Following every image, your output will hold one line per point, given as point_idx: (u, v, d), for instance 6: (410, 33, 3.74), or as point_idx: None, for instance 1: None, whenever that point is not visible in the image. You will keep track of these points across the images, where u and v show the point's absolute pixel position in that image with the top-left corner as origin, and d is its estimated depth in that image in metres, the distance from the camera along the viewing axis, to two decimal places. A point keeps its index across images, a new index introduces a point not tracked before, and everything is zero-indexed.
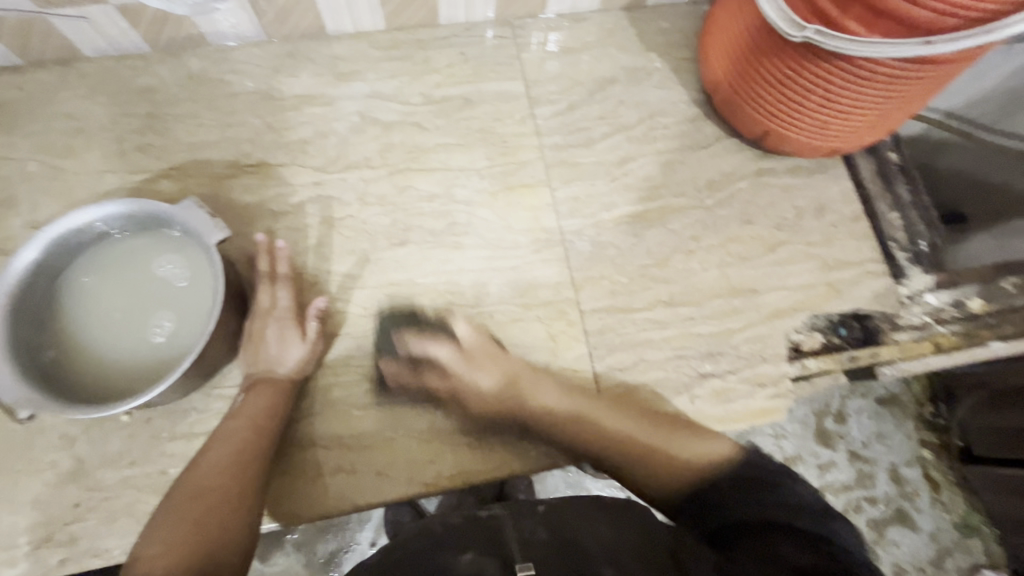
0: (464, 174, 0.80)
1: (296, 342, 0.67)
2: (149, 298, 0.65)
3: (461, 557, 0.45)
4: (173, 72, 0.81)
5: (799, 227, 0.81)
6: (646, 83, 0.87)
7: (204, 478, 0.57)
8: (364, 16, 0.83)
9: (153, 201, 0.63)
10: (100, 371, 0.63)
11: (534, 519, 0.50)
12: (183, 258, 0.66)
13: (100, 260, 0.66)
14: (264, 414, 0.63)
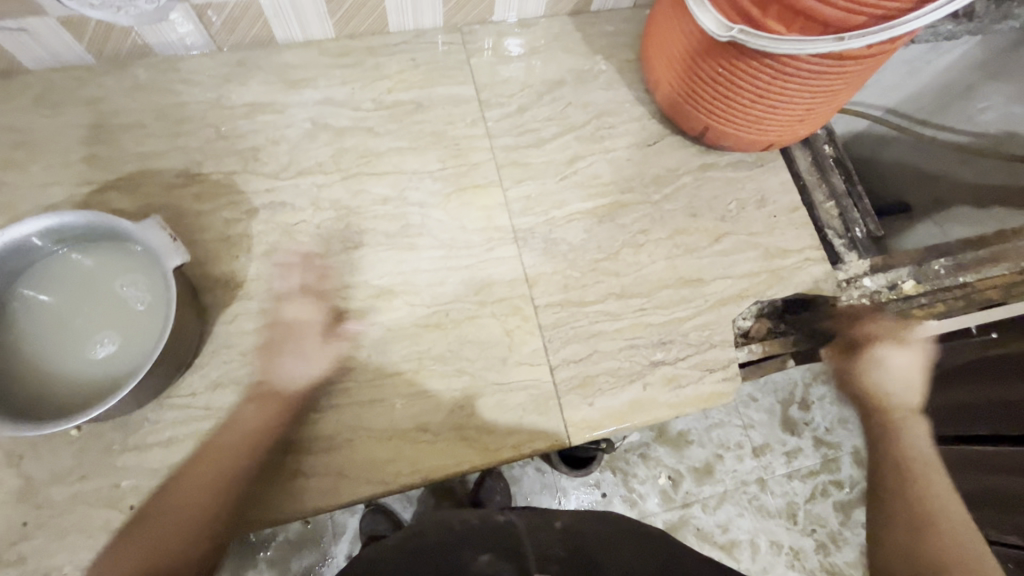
0: (417, 177, 0.81)
1: (309, 356, 0.71)
2: (106, 313, 0.64)
3: (479, 558, 0.58)
4: (120, 83, 0.80)
5: (742, 218, 0.85)
6: (593, 85, 0.90)
7: (185, 496, 0.65)
8: (314, 26, 0.84)
9: (115, 219, 0.62)
10: (37, 383, 0.61)
11: (549, 534, 0.64)
12: (139, 279, 0.65)
13: (55, 271, 0.65)
14: (254, 429, 0.67)
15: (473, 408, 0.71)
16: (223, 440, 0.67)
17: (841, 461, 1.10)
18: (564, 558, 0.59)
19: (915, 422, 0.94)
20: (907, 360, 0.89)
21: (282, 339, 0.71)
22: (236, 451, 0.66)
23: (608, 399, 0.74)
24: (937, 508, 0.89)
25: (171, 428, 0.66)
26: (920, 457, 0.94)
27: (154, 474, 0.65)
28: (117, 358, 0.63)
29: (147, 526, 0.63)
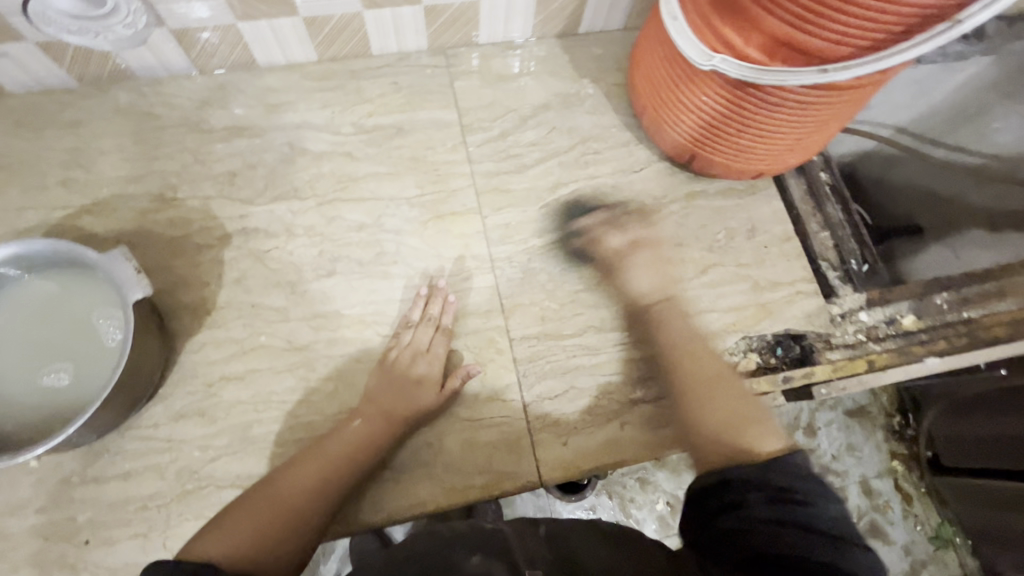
0: (394, 204, 0.79)
1: (436, 385, 0.69)
2: (75, 342, 0.63)
3: (471, 558, 0.48)
4: (100, 106, 0.80)
5: (730, 248, 0.82)
6: (579, 109, 0.88)
7: (293, 488, 0.60)
8: (296, 50, 0.83)
9: (90, 252, 0.61)
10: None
11: (535, 540, 0.52)
12: (110, 313, 0.64)
13: (26, 293, 0.64)
14: (371, 437, 0.65)
15: (441, 444, 0.69)
16: (339, 443, 0.63)
17: (848, 491, 1.12)
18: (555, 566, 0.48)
19: (671, 318, 0.76)
20: (651, 270, 0.78)
21: (248, 370, 0.70)
22: (354, 454, 0.63)
23: (581, 437, 0.71)
24: (706, 387, 0.69)
25: (131, 461, 0.65)
26: (681, 346, 0.73)
27: (111, 508, 0.63)
28: (82, 390, 0.62)
29: (101, 563, 0.61)
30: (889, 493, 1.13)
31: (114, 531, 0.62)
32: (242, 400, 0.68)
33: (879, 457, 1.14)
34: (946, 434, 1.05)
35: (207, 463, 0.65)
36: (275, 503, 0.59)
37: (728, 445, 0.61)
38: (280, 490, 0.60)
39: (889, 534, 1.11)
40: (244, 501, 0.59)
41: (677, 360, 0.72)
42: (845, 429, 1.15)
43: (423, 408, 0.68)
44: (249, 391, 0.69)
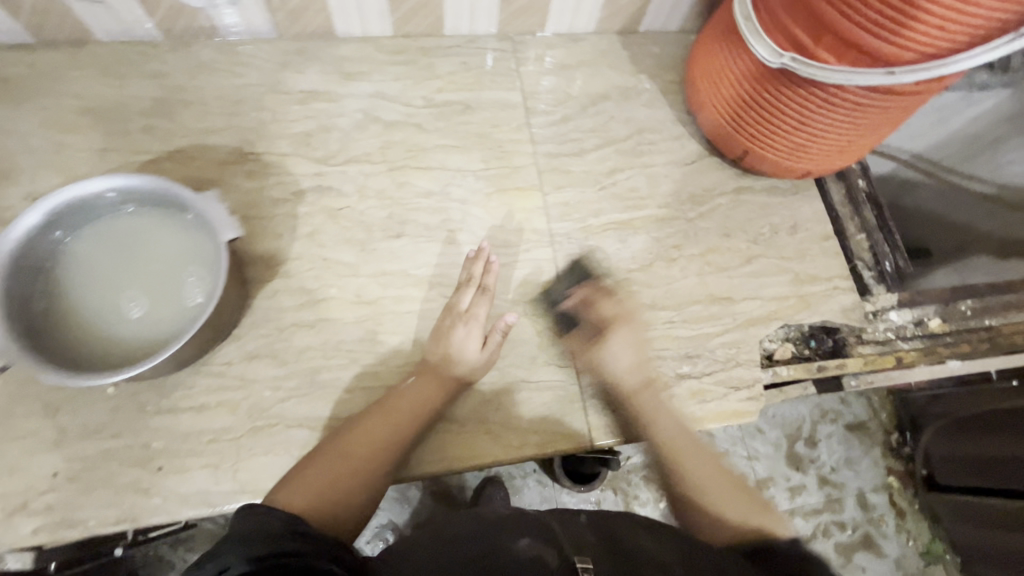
0: (461, 175, 0.83)
1: (478, 345, 0.70)
2: (158, 280, 0.66)
3: (519, 540, 0.52)
4: (184, 61, 0.83)
5: (774, 242, 0.87)
6: (636, 102, 0.93)
7: (371, 443, 0.62)
8: (374, 23, 0.87)
9: (202, 203, 0.64)
10: (81, 330, 0.63)
11: (579, 525, 0.57)
12: (204, 265, 0.66)
13: (129, 228, 0.67)
14: (432, 398, 0.67)
15: (500, 401, 0.72)
16: (403, 403, 0.65)
17: (844, 502, 1.28)
18: (598, 545, 0.53)
19: (655, 400, 0.69)
20: (628, 351, 0.71)
21: (317, 318, 0.72)
22: (418, 413, 0.66)
23: (601, 426, 0.73)
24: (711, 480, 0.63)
25: (205, 393, 0.67)
26: (681, 433, 0.67)
27: (184, 438, 0.65)
28: (157, 326, 0.64)
29: (173, 489, 0.63)
30: (882, 507, 1.28)
31: (186, 460, 0.64)
32: (312, 347, 0.71)
33: (876, 472, 1.30)
34: (940, 454, 1.20)
35: (278, 402, 0.68)
36: (357, 459, 0.60)
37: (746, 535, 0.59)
38: (360, 447, 0.61)
39: (882, 545, 1.26)
40: (326, 459, 0.59)
41: (691, 449, 0.66)
42: (844, 444, 1.31)
43: (472, 368, 0.69)
44: (318, 338, 0.72)
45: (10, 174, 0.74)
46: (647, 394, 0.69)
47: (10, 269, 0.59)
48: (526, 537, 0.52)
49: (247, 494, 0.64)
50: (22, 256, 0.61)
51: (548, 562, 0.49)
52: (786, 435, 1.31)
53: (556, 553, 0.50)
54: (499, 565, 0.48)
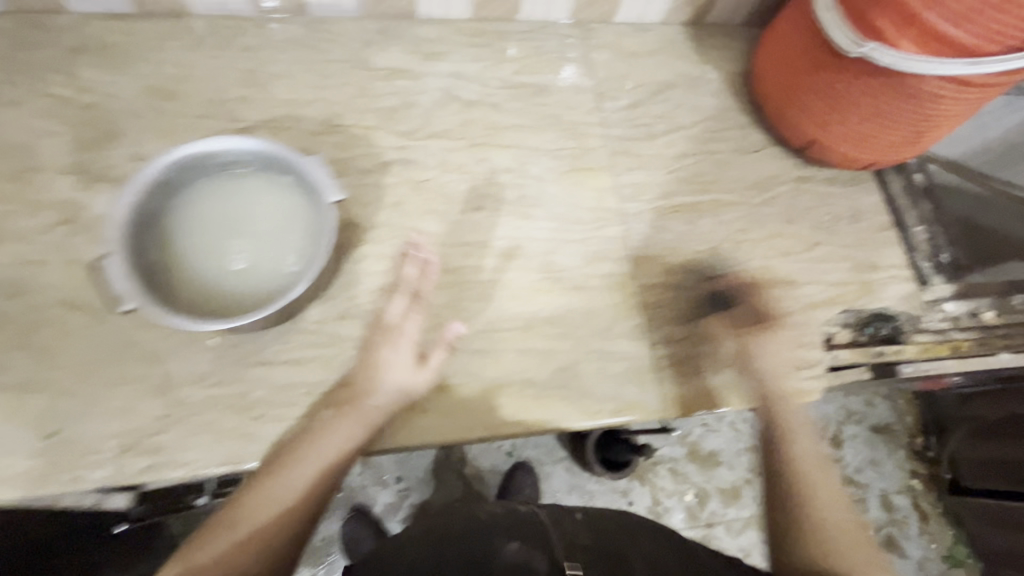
0: (536, 154, 0.86)
1: (406, 365, 0.69)
2: (262, 240, 0.69)
3: (509, 545, 0.65)
4: (274, 36, 0.87)
5: (835, 231, 0.89)
6: (702, 91, 0.95)
7: (287, 492, 0.63)
8: (454, 5, 0.90)
9: (309, 166, 0.67)
10: (190, 278, 0.66)
11: (573, 520, 0.77)
12: (304, 227, 0.69)
13: (236, 188, 0.70)
14: (346, 435, 0.66)
15: (575, 368, 0.75)
16: (320, 438, 0.65)
17: (868, 502, 1.44)
18: (586, 549, 0.66)
19: (795, 412, 0.76)
20: (789, 351, 0.80)
21: (403, 283, 0.76)
22: (335, 453, 0.65)
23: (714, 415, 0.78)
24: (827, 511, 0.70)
25: (301, 349, 0.70)
26: (813, 455, 0.74)
27: (282, 390, 0.69)
28: (260, 284, 0.67)
29: (273, 436, 0.67)
30: (905, 508, 1.45)
31: (283, 410, 0.68)
32: (399, 310, 0.74)
33: (898, 474, 1.47)
34: (971, 461, 1.35)
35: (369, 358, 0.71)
36: (270, 515, 0.62)
37: (826, 545, 0.67)
38: (275, 498, 0.62)
39: (905, 545, 1.42)
40: (239, 516, 0.62)
41: (816, 463, 0.74)
42: (869, 445, 1.49)
43: (400, 394, 0.69)
44: (406, 303, 0.75)
45: (115, 136, 0.77)
46: (790, 400, 0.77)
47: (133, 218, 0.63)
48: (516, 543, 0.65)
49: None
50: (144, 209, 0.64)
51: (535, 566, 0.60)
52: None
53: (541, 558, 0.61)
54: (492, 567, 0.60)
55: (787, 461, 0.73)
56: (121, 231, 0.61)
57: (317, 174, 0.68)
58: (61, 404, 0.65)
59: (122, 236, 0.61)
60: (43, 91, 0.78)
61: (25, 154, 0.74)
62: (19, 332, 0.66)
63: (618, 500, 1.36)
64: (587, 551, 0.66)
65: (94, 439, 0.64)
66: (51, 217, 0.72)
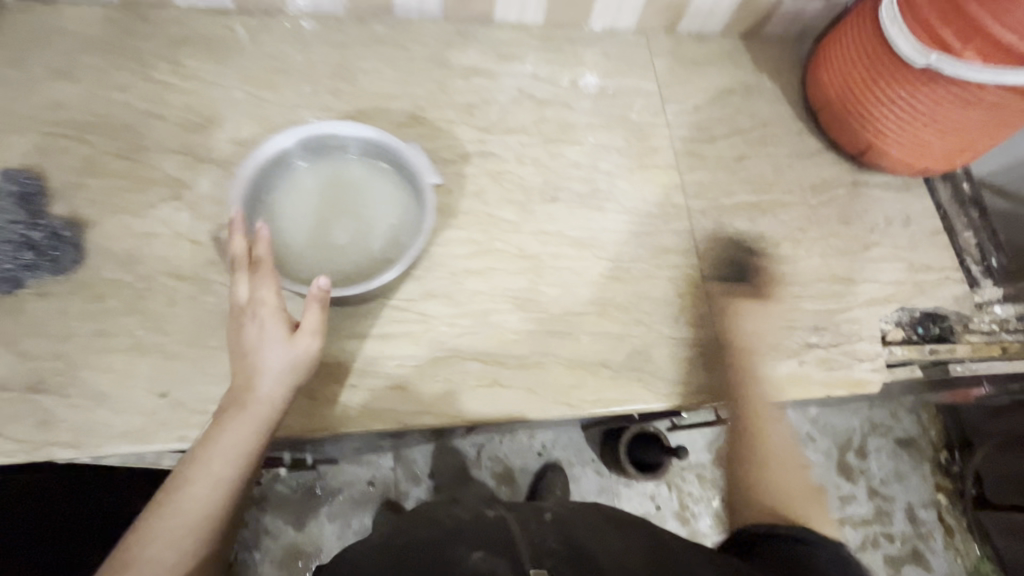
0: (606, 151, 0.91)
1: (279, 340, 0.64)
2: (360, 219, 0.73)
3: (473, 554, 0.58)
4: (361, 35, 0.92)
5: (889, 233, 0.93)
6: (760, 99, 1.00)
7: (187, 518, 0.57)
8: (529, 11, 0.95)
9: (413, 156, 0.71)
10: (295, 249, 0.71)
11: (538, 528, 0.63)
12: (403, 211, 0.74)
13: (340, 167, 0.74)
14: (241, 438, 0.61)
15: (648, 353, 0.79)
16: (217, 440, 0.60)
17: (893, 515, 1.45)
18: (554, 549, 0.59)
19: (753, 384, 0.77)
20: (843, 342, 0.84)
21: (484, 266, 0.79)
22: (229, 460, 0.60)
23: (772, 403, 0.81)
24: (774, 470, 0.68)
25: (392, 324, 0.74)
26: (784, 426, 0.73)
27: (375, 361, 0.73)
28: (358, 259, 0.72)
29: (366, 405, 0.70)
30: (931, 523, 1.46)
31: (377, 380, 0.72)
32: (482, 292, 0.78)
33: (923, 487, 1.48)
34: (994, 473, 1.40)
35: (455, 335, 0.75)
36: (170, 548, 0.56)
37: (783, 501, 0.64)
38: (168, 530, 0.56)
39: (929, 560, 1.43)
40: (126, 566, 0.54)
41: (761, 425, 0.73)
42: (893, 457, 1.50)
43: (284, 380, 0.64)
44: (489, 286, 0.79)
45: (216, 121, 0.82)
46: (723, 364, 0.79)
47: (250, 193, 0.68)
48: (482, 551, 0.58)
49: (432, 415, 0.71)
50: (261, 179, 0.70)
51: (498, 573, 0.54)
52: (838, 445, 1.49)
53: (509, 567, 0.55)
54: None
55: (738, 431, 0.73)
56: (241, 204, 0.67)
57: (420, 165, 0.72)
58: (170, 366, 0.68)
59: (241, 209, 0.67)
60: (149, 77, 0.82)
61: (134, 135, 0.79)
62: (131, 300, 0.70)
63: (646, 503, 1.39)
64: (558, 551, 0.58)
65: (201, 400, 0.67)
66: (160, 194, 0.76)
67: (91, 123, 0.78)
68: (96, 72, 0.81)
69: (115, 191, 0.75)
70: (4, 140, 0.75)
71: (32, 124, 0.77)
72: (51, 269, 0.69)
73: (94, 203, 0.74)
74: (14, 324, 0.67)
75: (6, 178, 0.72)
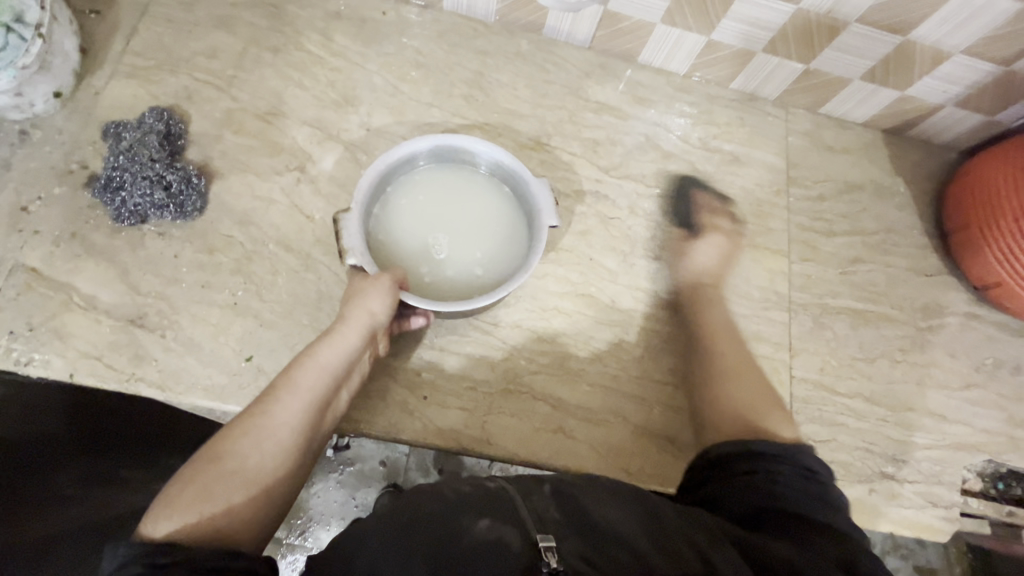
0: (719, 219, 0.88)
1: (379, 289, 0.64)
2: (456, 249, 0.72)
3: (478, 522, 0.45)
4: (507, 45, 0.91)
5: (996, 377, 0.87)
6: (890, 202, 0.94)
7: (281, 423, 0.55)
8: (676, 59, 0.92)
9: (538, 188, 0.72)
10: (394, 250, 0.71)
11: (543, 496, 0.49)
12: (510, 239, 0.74)
13: (458, 181, 0.75)
14: (332, 361, 0.61)
15: None
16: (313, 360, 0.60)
17: None
18: (564, 525, 0.46)
19: (717, 304, 0.79)
20: (910, 477, 0.80)
21: (574, 309, 0.79)
22: (322, 380, 0.59)
23: None
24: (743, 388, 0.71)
25: (473, 347, 0.75)
26: (732, 337, 0.77)
27: (451, 378, 0.73)
28: (438, 290, 0.71)
29: (431, 420, 0.71)
30: None
31: (448, 398, 0.72)
32: (568, 335, 0.77)
33: None
34: None
35: (531, 371, 0.75)
36: (256, 450, 0.53)
37: (744, 421, 0.67)
38: (263, 445, 0.53)
39: None
40: (218, 473, 0.50)
41: (715, 372, 0.74)
42: None
43: (368, 317, 0.63)
44: (575, 330, 0.78)
45: (352, 103, 0.82)
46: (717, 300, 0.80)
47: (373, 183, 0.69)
48: (486, 517, 0.45)
49: (490, 445, 0.71)
50: (388, 170, 0.70)
51: (511, 548, 0.43)
52: None
53: (519, 536, 0.44)
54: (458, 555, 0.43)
55: (705, 372, 0.74)
56: (362, 193, 0.68)
57: (542, 197, 0.72)
58: (259, 333, 0.70)
59: (361, 197, 0.67)
60: (300, 45, 0.84)
61: (275, 99, 0.80)
62: (239, 259, 0.72)
63: None
64: (572, 533, 0.45)
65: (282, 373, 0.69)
66: (286, 162, 0.77)
67: (238, 78, 0.80)
68: (254, 29, 0.83)
69: (246, 149, 0.77)
70: (158, 77, 0.78)
71: (185, 67, 0.80)
72: (177, 213, 0.71)
73: (225, 156, 0.76)
74: (131, 257, 0.70)
75: (154, 115, 0.74)
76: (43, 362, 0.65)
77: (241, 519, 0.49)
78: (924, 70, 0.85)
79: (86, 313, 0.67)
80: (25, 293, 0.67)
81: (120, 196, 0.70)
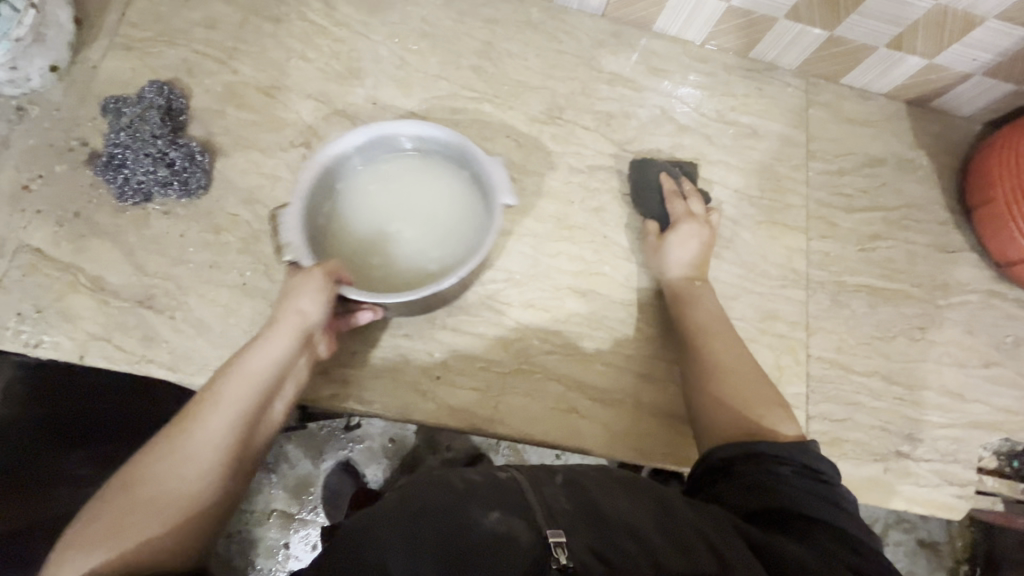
0: (735, 194, 0.85)
1: (305, 290, 0.59)
2: (416, 240, 0.70)
3: (488, 516, 0.44)
4: (516, 13, 0.87)
5: (1017, 356, 0.85)
6: (912, 176, 0.91)
7: (203, 442, 0.53)
8: (693, 27, 0.88)
9: (493, 168, 0.68)
10: (351, 246, 0.70)
11: (554, 488, 0.48)
12: (470, 224, 0.71)
13: (415, 171, 0.73)
14: (259, 368, 0.57)
15: None
16: (238, 370, 0.56)
17: None
18: (576, 519, 0.45)
19: (701, 289, 0.74)
20: (925, 455, 0.80)
21: (586, 288, 0.77)
22: (245, 391, 0.56)
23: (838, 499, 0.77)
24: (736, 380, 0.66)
25: (485, 327, 0.74)
26: (719, 324, 0.71)
27: (462, 358, 0.72)
28: (393, 283, 0.69)
29: (443, 400, 0.70)
30: None
31: (460, 377, 0.71)
32: (580, 314, 0.76)
33: None
34: None
35: (543, 351, 0.74)
36: (177, 474, 0.51)
37: (747, 423, 0.62)
38: (183, 469, 0.52)
39: None
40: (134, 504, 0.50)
41: (711, 370, 0.68)
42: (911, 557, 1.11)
43: (298, 318, 0.58)
44: (588, 309, 0.76)
45: (357, 75, 0.79)
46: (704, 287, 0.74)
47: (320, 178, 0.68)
48: (496, 510, 0.45)
49: (502, 425, 0.71)
50: (336, 163, 0.69)
51: (520, 543, 0.43)
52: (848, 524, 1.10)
53: (529, 530, 0.44)
54: (466, 550, 0.43)
55: (699, 369, 0.69)
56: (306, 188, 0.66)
57: (498, 178, 0.68)
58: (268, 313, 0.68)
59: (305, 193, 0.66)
60: (302, 15, 0.81)
61: (277, 72, 0.78)
62: (246, 238, 0.70)
63: None
64: (583, 526, 0.45)
65: None
66: (291, 137, 0.75)
67: (239, 50, 0.78)
68: None
69: (249, 124, 0.75)
70: (156, 49, 0.76)
71: (184, 39, 0.77)
72: (181, 191, 0.70)
73: (228, 132, 0.74)
74: (136, 236, 0.68)
75: (152, 89, 0.72)
76: (52, 344, 0.64)
77: (165, 549, 0.49)
78: (953, 37, 0.81)
79: (93, 294, 0.66)
80: (31, 274, 0.66)
81: (123, 174, 0.68)
